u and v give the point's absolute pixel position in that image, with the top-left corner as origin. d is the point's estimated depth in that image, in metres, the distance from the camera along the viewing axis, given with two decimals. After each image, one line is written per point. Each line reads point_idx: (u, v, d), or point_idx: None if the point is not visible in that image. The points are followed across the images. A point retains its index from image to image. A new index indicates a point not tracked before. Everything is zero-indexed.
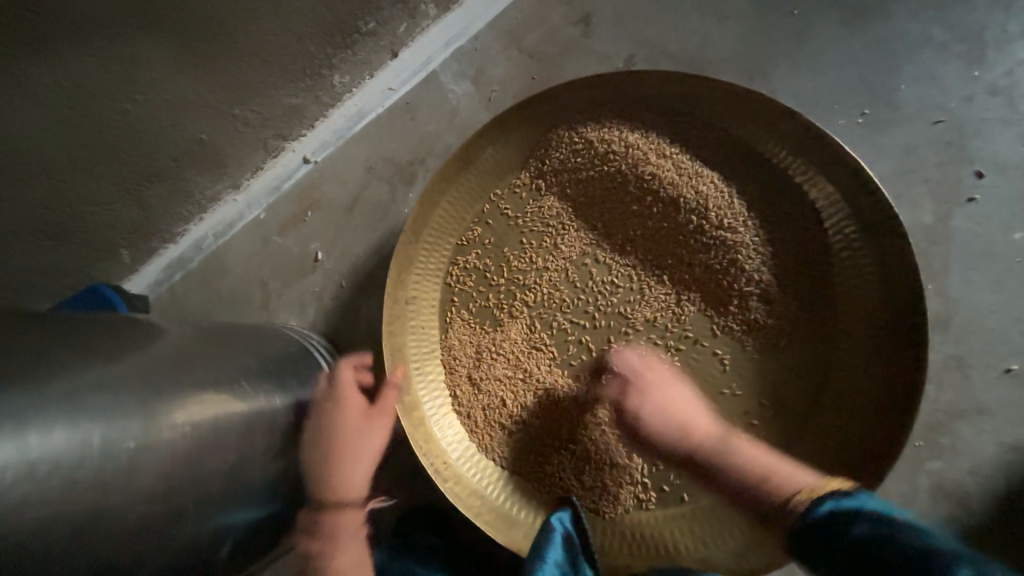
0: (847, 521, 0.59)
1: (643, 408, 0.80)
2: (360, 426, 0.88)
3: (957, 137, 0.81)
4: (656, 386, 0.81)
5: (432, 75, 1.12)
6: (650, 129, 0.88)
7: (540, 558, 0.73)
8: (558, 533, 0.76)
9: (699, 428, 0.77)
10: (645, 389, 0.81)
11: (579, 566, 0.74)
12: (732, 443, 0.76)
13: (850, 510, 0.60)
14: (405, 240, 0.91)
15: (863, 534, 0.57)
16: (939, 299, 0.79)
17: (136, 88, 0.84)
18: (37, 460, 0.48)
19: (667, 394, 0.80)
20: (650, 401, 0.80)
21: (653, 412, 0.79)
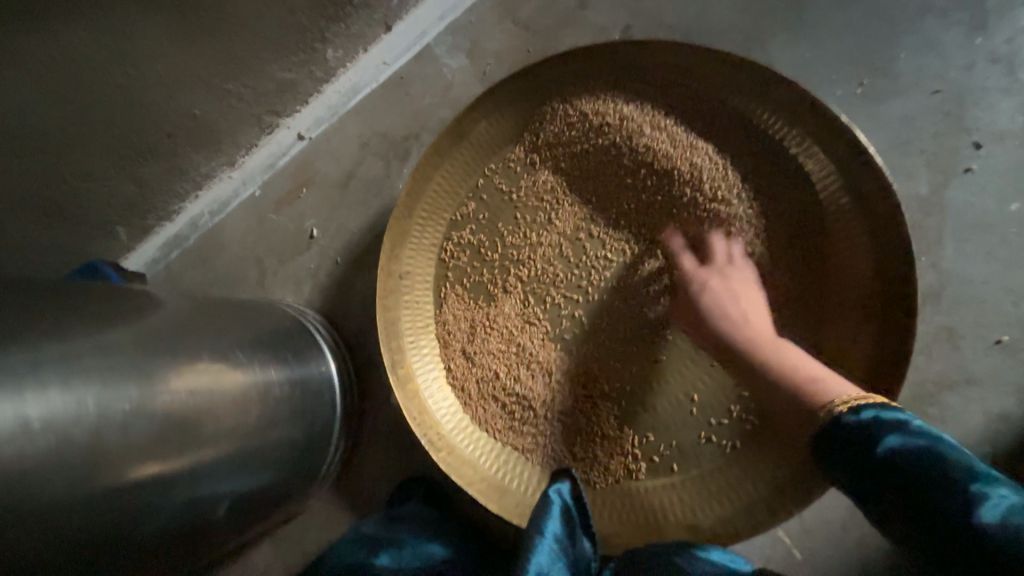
0: (876, 428, 0.56)
1: (707, 293, 0.78)
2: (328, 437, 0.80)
3: (957, 106, 0.82)
4: (739, 287, 0.79)
5: (426, 49, 1.11)
6: (645, 101, 0.87)
7: (540, 531, 0.72)
8: (558, 505, 0.76)
9: (759, 326, 0.76)
10: (723, 278, 0.79)
11: (576, 537, 0.74)
12: (787, 348, 0.73)
13: (891, 421, 0.56)
14: (398, 215, 0.91)
15: (895, 445, 0.53)
16: (932, 271, 0.82)
17: (128, 62, 0.82)
18: (31, 416, 0.46)
19: (748, 295, 0.78)
20: (722, 292, 0.78)
21: (723, 302, 0.77)
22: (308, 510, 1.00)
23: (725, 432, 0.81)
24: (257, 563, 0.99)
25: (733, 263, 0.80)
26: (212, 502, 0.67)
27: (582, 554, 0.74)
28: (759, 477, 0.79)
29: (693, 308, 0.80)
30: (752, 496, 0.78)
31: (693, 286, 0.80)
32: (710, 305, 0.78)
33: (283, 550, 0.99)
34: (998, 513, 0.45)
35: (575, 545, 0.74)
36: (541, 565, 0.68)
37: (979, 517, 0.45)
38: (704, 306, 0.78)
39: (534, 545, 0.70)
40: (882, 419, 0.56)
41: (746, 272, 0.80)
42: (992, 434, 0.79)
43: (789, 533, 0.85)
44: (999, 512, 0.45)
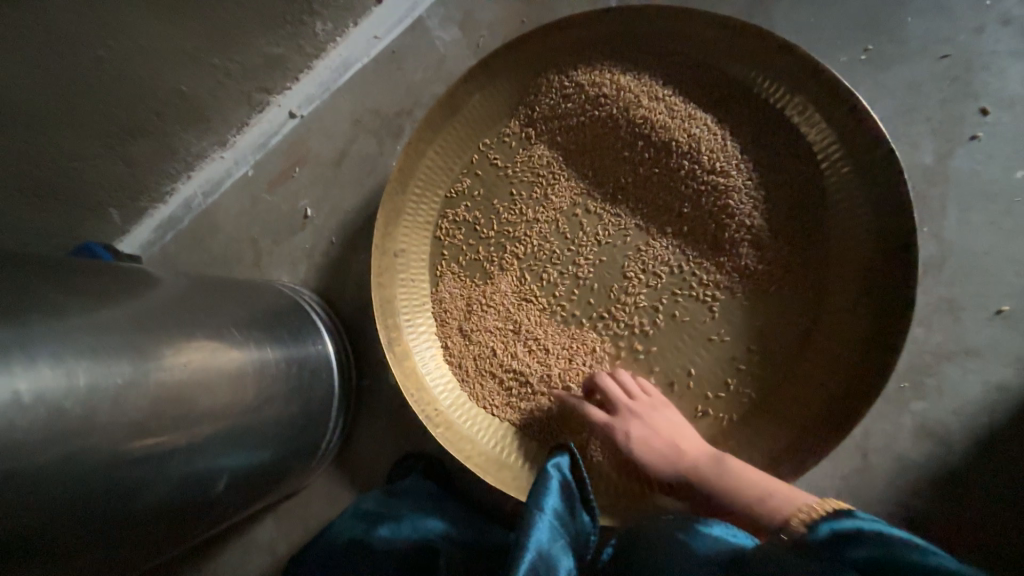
0: (840, 541, 0.51)
1: (632, 440, 0.79)
2: None
3: (964, 72, 0.80)
4: (646, 414, 0.79)
5: (418, 22, 1.08)
6: (642, 71, 0.85)
7: (541, 505, 0.70)
8: (557, 479, 0.76)
9: (679, 440, 0.77)
10: (631, 414, 0.79)
11: (575, 511, 0.74)
12: (725, 463, 0.73)
13: (853, 532, 0.51)
14: (391, 191, 0.90)
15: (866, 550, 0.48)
16: (936, 241, 0.81)
17: (108, 33, 0.80)
18: (21, 388, 0.46)
19: (658, 414, 0.79)
20: (642, 437, 0.78)
21: (644, 438, 0.78)
22: (309, 487, 1.02)
23: (722, 406, 0.81)
24: (260, 539, 1.01)
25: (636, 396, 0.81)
26: (210, 476, 0.67)
27: (581, 528, 0.74)
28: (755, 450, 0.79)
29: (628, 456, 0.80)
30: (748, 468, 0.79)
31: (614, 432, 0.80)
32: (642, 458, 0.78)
33: (285, 526, 1.01)
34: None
35: (575, 519, 0.74)
36: (545, 538, 0.65)
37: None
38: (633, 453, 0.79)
39: (537, 519, 0.68)
40: (841, 529, 0.53)
41: (642, 391, 0.81)
42: (990, 404, 0.79)
43: None
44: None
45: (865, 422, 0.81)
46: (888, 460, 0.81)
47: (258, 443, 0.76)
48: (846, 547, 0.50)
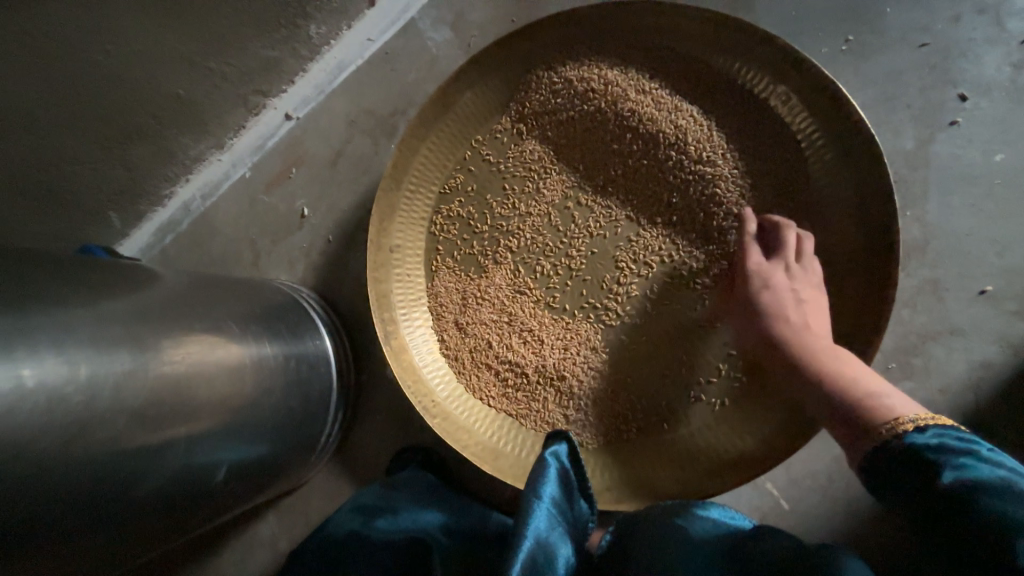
0: (932, 456, 0.51)
1: (769, 293, 0.75)
2: None
3: (943, 59, 0.83)
4: (801, 285, 0.75)
5: (411, 23, 1.10)
6: (629, 65, 0.87)
7: (539, 496, 0.70)
8: (556, 468, 0.75)
9: (818, 327, 0.73)
10: (785, 275, 0.75)
11: (573, 498, 0.75)
12: (840, 355, 0.69)
13: (952, 451, 0.51)
14: (386, 188, 0.91)
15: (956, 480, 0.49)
16: (918, 224, 0.83)
17: (105, 37, 0.82)
18: (25, 373, 0.47)
19: (813, 293, 0.75)
20: (779, 299, 0.75)
21: (781, 302, 0.74)
22: (310, 483, 1.03)
23: (714, 391, 0.82)
24: (262, 535, 1.02)
25: (794, 270, 0.76)
26: (209, 467, 0.68)
27: (577, 513, 0.75)
28: (746, 432, 0.80)
29: (750, 313, 0.77)
30: (741, 451, 0.80)
31: (752, 286, 0.77)
32: (768, 312, 0.75)
33: (287, 522, 1.02)
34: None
35: (572, 505, 0.75)
36: (543, 529, 0.67)
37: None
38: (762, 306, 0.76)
39: (535, 510, 0.68)
40: (947, 448, 0.51)
41: (811, 271, 0.76)
42: (975, 381, 0.80)
43: (775, 485, 0.88)
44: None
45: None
46: None
47: (258, 436, 0.77)
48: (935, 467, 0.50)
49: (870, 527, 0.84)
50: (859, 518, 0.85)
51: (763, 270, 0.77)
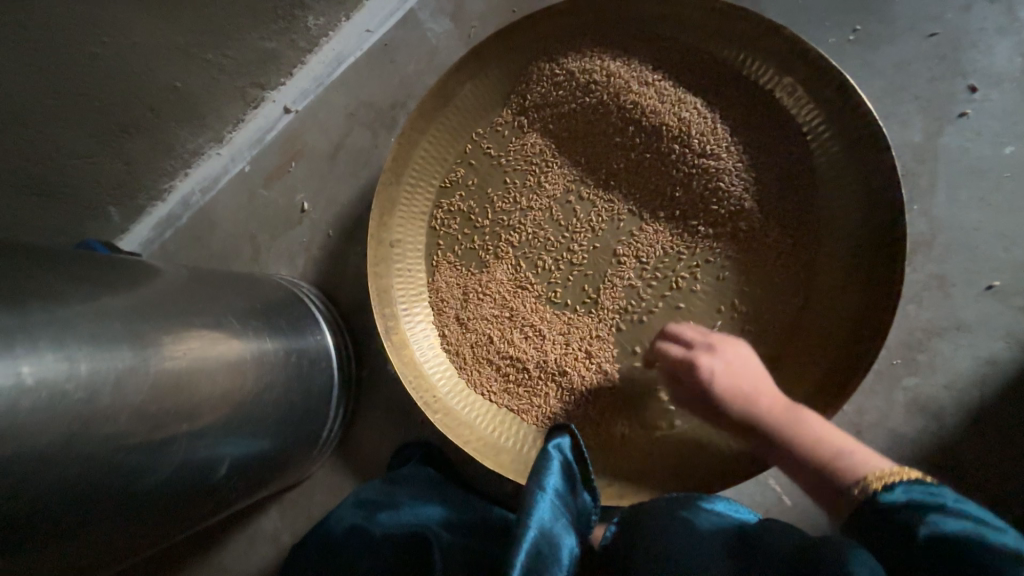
0: (909, 512, 0.51)
1: (716, 379, 0.74)
2: None
3: (952, 49, 0.82)
4: (735, 362, 0.75)
5: (410, 14, 1.09)
6: (632, 56, 0.85)
7: (542, 486, 0.71)
8: (558, 460, 0.76)
9: (763, 392, 0.73)
10: (719, 356, 0.76)
11: (576, 491, 0.75)
12: (808, 417, 0.70)
13: (924, 502, 0.51)
14: (386, 181, 0.90)
15: (933, 530, 0.48)
16: (925, 218, 0.82)
17: (99, 27, 0.80)
18: (24, 369, 0.47)
19: (749, 366, 0.75)
20: (727, 377, 0.74)
21: (730, 381, 0.74)
22: (312, 477, 1.03)
23: None
24: (265, 529, 1.02)
25: (732, 350, 0.77)
26: (211, 462, 0.68)
27: (581, 506, 0.75)
28: None
29: (707, 398, 0.75)
30: (741, 446, 0.79)
31: (699, 377, 0.75)
32: (722, 393, 0.74)
33: (289, 516, 1.02)
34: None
35: (576, 498, 0.75)
36: (548, 518, 0.66)
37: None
38: (716, 391, 0.74)
39: (539, 499, 0.68)
40: (917, 500, 0.51)
41: (735, 347, 0.77)
42: (980, 377, 0.80)
43: (778, 480, 0.87)
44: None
45: (856, 398, 0.83)
46: (882, 436, 0.82)
47: (259, 431, 0.77)
48: (913, 520, 0.50)
49: None
50: None
51: (708, 361, 0.75)
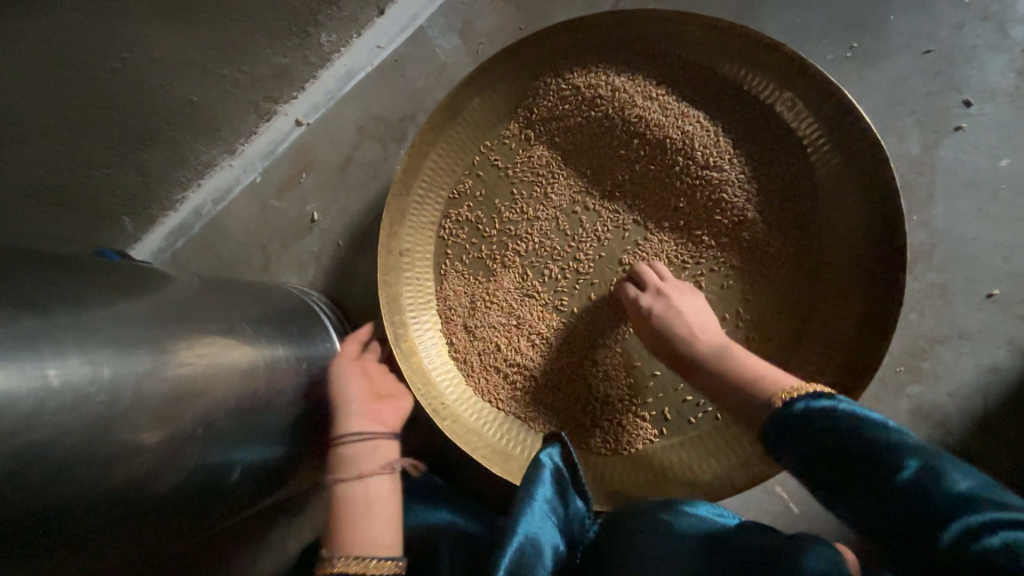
0: (810, 421, 0.55)
1: (659, 315, 0.79)
2: (358, 421, 0.78)
3: (947, 65, 0.84)
4: (680, 304, 0.80)
5: (419, 31, 1.12)
6: (636, 72, 0.88)
7: (533, 495, 0.71)
8: (550, 469, 0.76)
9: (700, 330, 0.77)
10: (663, 299, 0.80)
11: (568, 499, 0.75)
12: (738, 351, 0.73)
13: (824, 410, 0.54)
14: (396, 192, 0.92)
15: (828, 433, 0.52)
16: (925, 228, 0.84)
17: (121, 44, 0.83)
18: (51, 373, 0.48)
19: (692, 308, 0.79)
20: (669, 314, 0.79)
21: (671, 318, 0.78)
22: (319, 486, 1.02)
23: None
24: (271, 539, 1.02)
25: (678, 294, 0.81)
26: (224, 467, 0.69)
27: (573, 514, 0.75)
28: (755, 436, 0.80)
29: (651, 333, 0.80)
30: (748, 454, 0.80)
31: (644, 315, 0.81)
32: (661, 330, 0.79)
33: (296, 526, 1.02)
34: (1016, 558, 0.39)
35: (567, 507, 0.75)
36: (534, 523, 0.68)
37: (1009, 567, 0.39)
38: (660, 326, 0.79)
39: (529, 507, 0.70)
40: (817, 409, 0.55)
41: (683, 294, 0.81)
42: (984, 385, 0.81)
43: (784, 488, 0.88)
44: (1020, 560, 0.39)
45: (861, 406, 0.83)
46: None
47: (271, 437, 0.77)
48: (821, 427, 0.53)
49: None
50: None
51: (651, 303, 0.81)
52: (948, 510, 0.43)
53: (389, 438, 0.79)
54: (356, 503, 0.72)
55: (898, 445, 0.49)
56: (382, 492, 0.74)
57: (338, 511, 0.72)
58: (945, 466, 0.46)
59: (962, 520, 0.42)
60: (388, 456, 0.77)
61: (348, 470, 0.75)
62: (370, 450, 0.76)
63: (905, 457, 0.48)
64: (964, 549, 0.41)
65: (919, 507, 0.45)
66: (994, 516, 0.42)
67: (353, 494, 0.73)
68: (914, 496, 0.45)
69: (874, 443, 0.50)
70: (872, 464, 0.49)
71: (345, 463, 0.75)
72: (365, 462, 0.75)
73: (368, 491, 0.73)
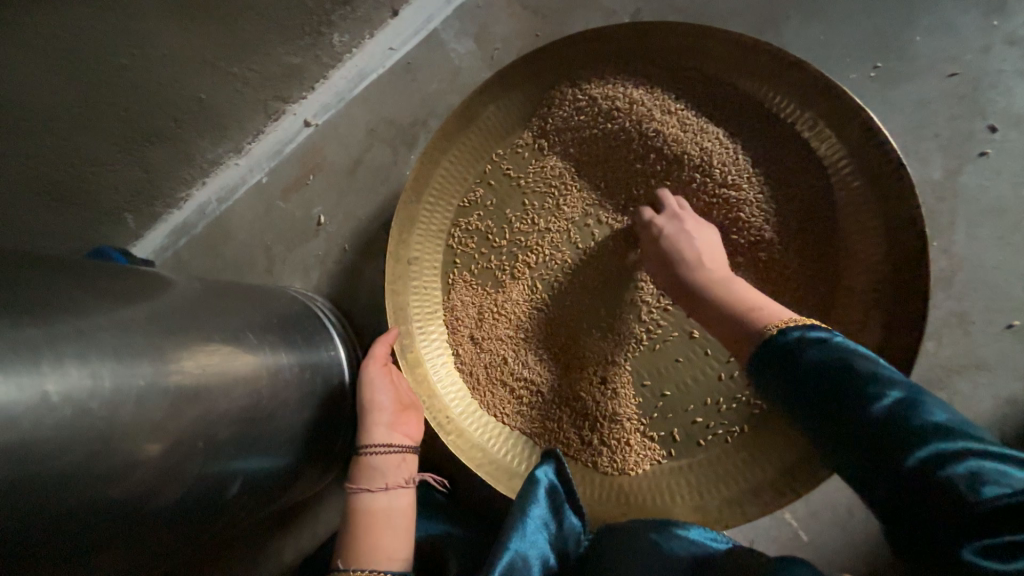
0: (799, 347, 0.55)
1: (664, 233, 0.79)
2: (382, 433, 0.76)
3: (973, 89, 0.83)
4: (694, 227, 0.79)
5: (434, 33, 1.10)
6: (655, 85, 0.86)
7: (526, 512, 0.70)
8: (544, 486, 0.74)
9: (707, 256, 0.76)
10: (677, 221, 0.79)
11: (563, 515, 0.73)
12: (737, 284, 0.71)
13: (817, 338, 0.55)
14: (406, 199, 0.91)
15: (819, 360, 0.53)
16: (944, 255, 0.83)
17: (133, 40, 0.82)
18: (50, 389, 0.46)
19: (701, 232, 0.79)
20: (676, 231, 0.78)
21: (676, 237, 0.77)
22: (318, 495, 1.01)
23: (735, 419, 0.82)
24: (268, 547, 1.00)
25: (696, 219, 0.80)
26: (225, 480, 0.67)
27: (569, 531, 0.73)
28: (765, 461, 0.79)
29: (654, 244, 0.79)
30: (759, 479, 0.79)
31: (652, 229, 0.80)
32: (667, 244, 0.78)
33: (293, 535, 1.00)
34: (982, 485, 0.39)
35: (561, 524, 0.72)
36: (524, 539, 0.67)
37: (974, 497, 0.39)
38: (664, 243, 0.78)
39: (520, 524, 0.68)
40: (808, 337, 0.55)
41: (698, 219, 0.81)
42: (1001, 417, 0.80)
43: (795, 514, 0.86)
44: (993, 491, 0.39)
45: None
46: None
47: (273, 448, 0.76)
48: (809, 353, 0.54)
49: (887, 558, 0.84)
50: (878, 550, 0.84)
51: (666, 221, 0.80)
52: (918, 438, 0.44)
53: (411, 451, 0.77)
54: (374, 518, 0.72)
55: (880, 376, 0.50)
56: (401, 506, 0.73)
57: (358, 523, 0.72)
58: (927, 400, 0.47)
59: (932, 447, 0.43)
60: (410, 470, 0.76)
61: (366, 484, 0.73)
62: (395, 463, 0.75)
63: (885, 388, 0.48)
64: (932, 475, 0.42)
65: (892, 435, 0.45)
66: (972, 445, 0.43)
67: (372, 508, 0.72)
68: (889, 425, 0.46)
69: (859, 373, 0.50)
70: (850, 392, 0.49)
71: (364, 477, 0.74)
72: (385, 477, 0.74)
73: (391, 505, 0.73)
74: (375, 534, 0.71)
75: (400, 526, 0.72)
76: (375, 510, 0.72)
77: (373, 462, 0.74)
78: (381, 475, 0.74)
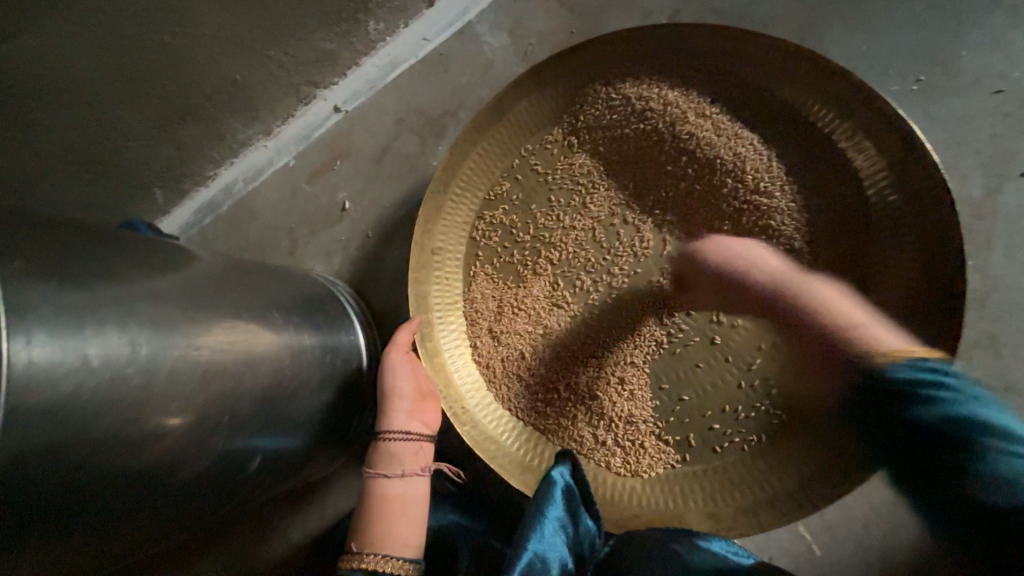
0: None
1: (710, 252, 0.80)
2: (401, 421, 0.76)
3: (1018, 108, 0.82)
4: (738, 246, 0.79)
5: (468, 26, 1.10)
6: (691, 88, 0.86)
7: (544, 513, 0.70)
8: (560, 487, 0.74)
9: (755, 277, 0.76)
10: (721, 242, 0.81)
11: (578, 518, 0.73)
12: None
13: None
14: (434, 188, 0.91)
15: None
16: (980, 275, 0.82)
17: (174, 17, 0.83)
18: (91, 353, 0.47)
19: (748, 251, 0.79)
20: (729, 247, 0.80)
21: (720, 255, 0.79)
22: (330, 478, 1.01)
23: (754, 428, 0.81)
24: (278, 526, 1.01)
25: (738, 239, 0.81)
26: (245, 456, 0.68)
27: (583, 533, 0.73)
28: (784, 472, 0.78)
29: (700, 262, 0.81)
30: (776, 491, 0.78)
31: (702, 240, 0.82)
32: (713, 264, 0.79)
33: (302, 516, 1.01)
34: None
35: (576, 525, 0.73)
36: (542, 541, 0.68)
37: None
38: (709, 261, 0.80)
39: (539, 524, 0.69)
40: None
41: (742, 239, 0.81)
42: None
43: (809, 528, 0.85)
44: None
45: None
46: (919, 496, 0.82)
47: (291, 428, 0.76)
48: None
49: None
50: (891, 567, 0.83)
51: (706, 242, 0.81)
52: None
53: (427, 441, 0.77)
54: (388, 504, 0.73)
55: None
56: (416, 494, 0.74)
57: (374, 508, 0.73)
58: None
59: None
60: (425, 459, 0.76)
61: (382, 470, 0.74)
62: (413, 451, 0.75)
63: None
64: None
65: None
66: None
67: (386, 495, 0.73)
68: None
69: None
70: None
71: (379, 463, 0.74)
72: (401, 465, 0.74)
73: (406, 492, 0.74)
74: (390, 520, 0.72)
75: (414, 515, 0.73)
76: (389, 498, 0.73)
77: (389, 449, 0.74)
78: (396, 462, 0.74)
